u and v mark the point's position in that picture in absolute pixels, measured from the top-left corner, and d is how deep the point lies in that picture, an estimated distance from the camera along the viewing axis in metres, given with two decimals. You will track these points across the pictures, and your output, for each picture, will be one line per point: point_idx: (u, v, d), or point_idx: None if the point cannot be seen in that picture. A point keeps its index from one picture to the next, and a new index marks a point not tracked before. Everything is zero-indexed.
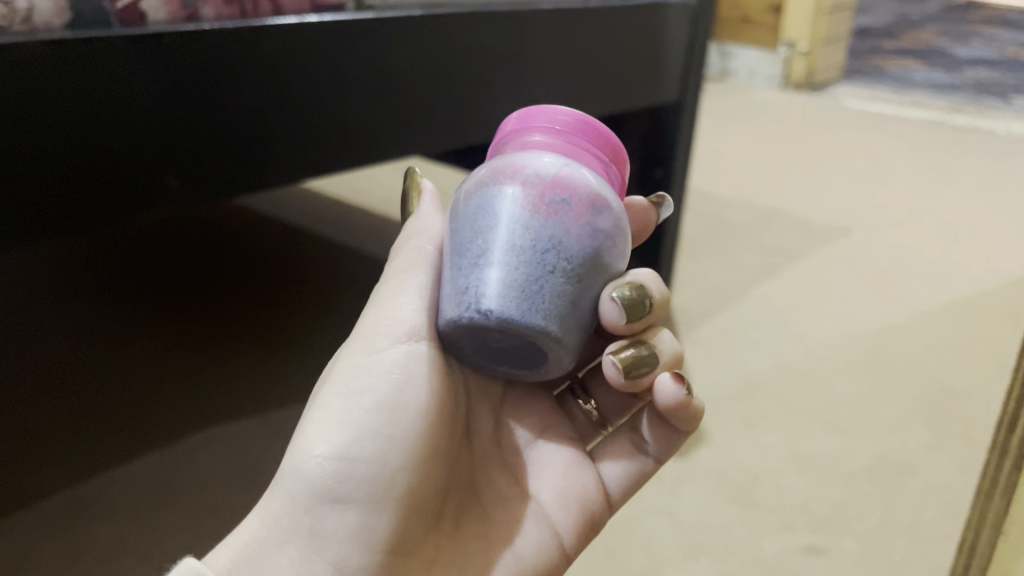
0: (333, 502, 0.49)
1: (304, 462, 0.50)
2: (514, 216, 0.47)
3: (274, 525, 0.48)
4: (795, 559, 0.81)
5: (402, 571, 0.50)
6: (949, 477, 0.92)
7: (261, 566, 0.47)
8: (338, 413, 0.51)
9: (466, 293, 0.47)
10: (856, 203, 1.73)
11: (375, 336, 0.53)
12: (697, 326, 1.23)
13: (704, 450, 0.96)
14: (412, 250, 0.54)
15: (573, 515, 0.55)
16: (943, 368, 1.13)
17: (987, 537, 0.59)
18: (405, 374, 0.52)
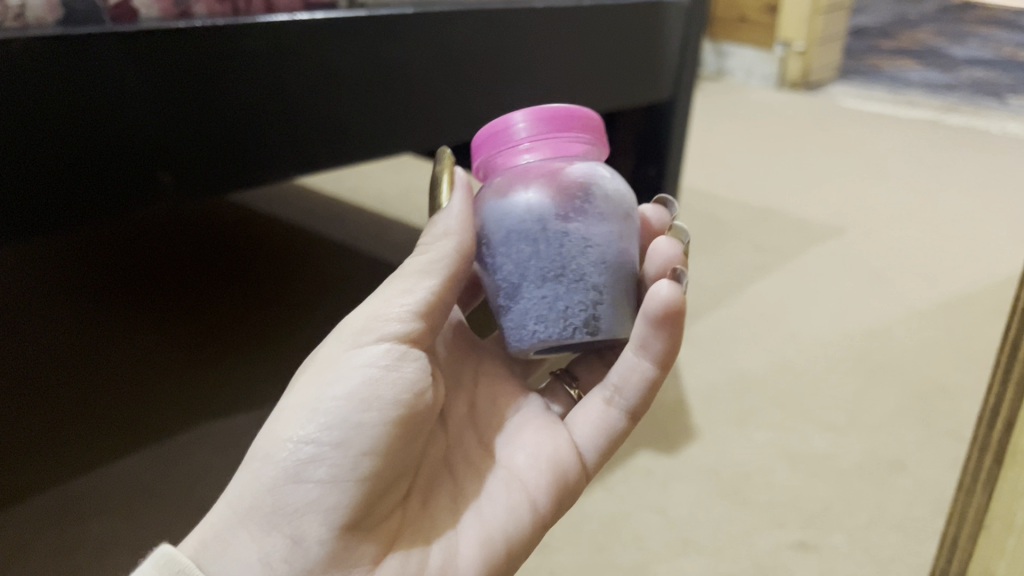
0: (295, 482, 0.49)
1: (275, 446, 0.49)
2: (590, 234, 0.50)
3: (240, 507, 0.48)
4: (785, 555, 0.82)
5: (359, 549, 0.49)
6: (938, 474, 0.92)
7: (227, 544, 0.48)
8: (309, 399, 0.50)
9: (572, 313, 0.50)
10: (850, 202, 1.73)
11: (353, 327, 0.52)
12: (690, 323, 1.23)
13: (695, 448, 0.96)
14: (435, 254, 0.52)
15: (543, 478, 0.56)
16: (935, 366, 1.13)
17: (969, 533, 0.59)
18: (380, 368, 0.51)
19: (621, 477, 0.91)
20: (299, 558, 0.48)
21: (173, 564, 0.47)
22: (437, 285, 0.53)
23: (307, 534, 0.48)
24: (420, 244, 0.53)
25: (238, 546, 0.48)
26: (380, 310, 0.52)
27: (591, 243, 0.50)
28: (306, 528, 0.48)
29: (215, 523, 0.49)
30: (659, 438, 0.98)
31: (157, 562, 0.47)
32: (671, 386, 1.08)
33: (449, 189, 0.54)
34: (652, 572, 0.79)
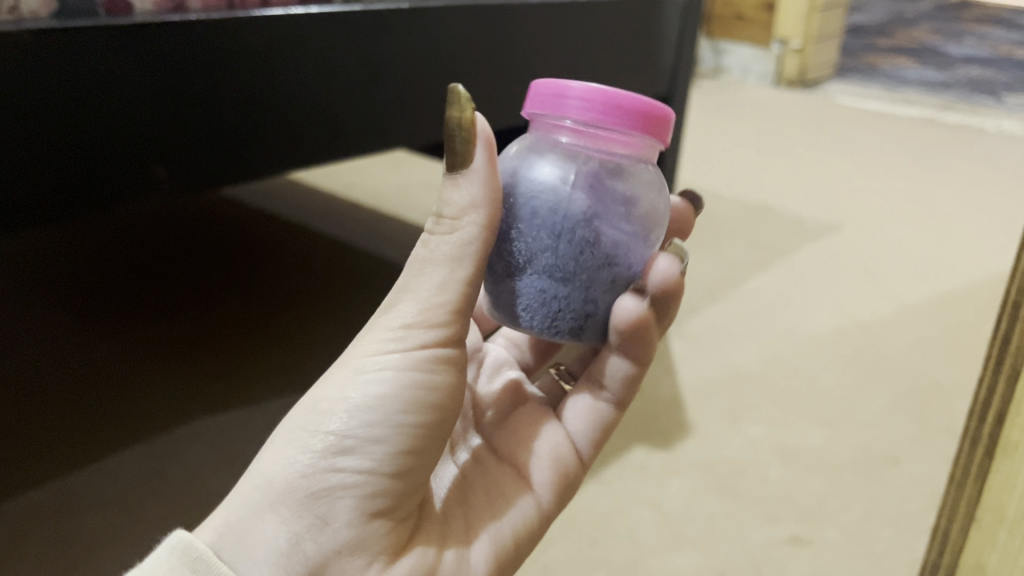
0: (330, 473, 0.47)
1: (313, 436, 0.47)
2: (612, 241, 0.46)
3: (268, 491, 0.46)
4: (778, 550, 0.82)
5: (388, 546, 0.48)
6: (932, 470, 0.93)
7: (251, 528, 0.45)
8: (341, 389, 0.48)
9: (562, 317, 0.47)
10: (846, 199, 1.74)
11: (385, 317, 0.48)
12: (684, 319, 1.23)
13: (690, 443, 0.96)
14: (465, 234, 0.45)
15: (545, 473, 0.56)
16: (930, 362, 1.13)
17: (961, 527, 0.60)
18: (418, 366, 0.48)
19: (616, 472, 0.91)
20: (327, 542, 0.46)
21: (193, 555, 0.44)
22: (464, 272, 0.46)
23: (336, 517, 0.46)
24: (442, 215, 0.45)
25: (262, 532, 0.45)
26: (417, 308, 0.47)
27: (611, 259, 0.46)
28: (336, 515, 0.46)
29: (234, 507, 0.46)
30: (654, 433, 0.98)
31: (172, 549, 0.44)
32: (665, 381, 1.08)
33: (465, 146, 0.44)
34: (645, 566, 0.80)
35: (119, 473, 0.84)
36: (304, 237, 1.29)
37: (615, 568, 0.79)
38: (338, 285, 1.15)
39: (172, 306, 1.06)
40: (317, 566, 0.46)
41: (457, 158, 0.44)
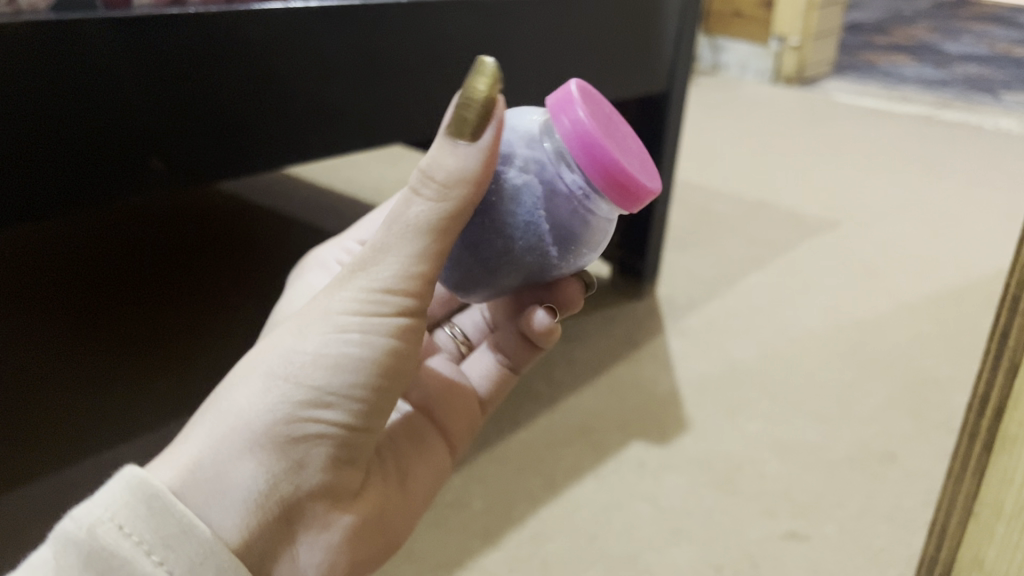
0: (305, 423, 0.48)
1: (292, 387, 0.48)
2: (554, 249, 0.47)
3: (244, 435, 0.47)
4: (775, 545, 0.82)
5: (344, 494, 0.51)
6: (929, 465, 0.93)
7: (224, 469, 0.47)
8: (319, 340, 0.48)
9: (462, 270, 0.50)
10: (844, 196, 1.74)
11: (364, 271, 0.48)
12: (682, 315, 1.23)
13: (687, 439, 0.96)
14: (447, 206, 0.46)
15: (459, 425, 0.64)
16: (927, 358, 1.14)
17: (958, 520, 0.60)
18: (392, 327, 0.49)
19: (614, 468, 0.91)
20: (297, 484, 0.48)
21: (154, 495, 0.44)
22: (439, 242, 0.47)
23: (308, 463, 0.48)
24: (434, 176, 0.45)
25: (235, 475, 0.47)
26: (395, 268, 0.48)
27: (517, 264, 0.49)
28: (309, 462, 0.48)
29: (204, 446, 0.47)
30: (651, 429, 0.98)
31: (129, 484, 0.44)
32: (663, 377, 1.08)
33: (477, 120, 0.44)
34: (643, 562, 0.80)
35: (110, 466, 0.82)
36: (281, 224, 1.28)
37: (612, 563, 0.79)
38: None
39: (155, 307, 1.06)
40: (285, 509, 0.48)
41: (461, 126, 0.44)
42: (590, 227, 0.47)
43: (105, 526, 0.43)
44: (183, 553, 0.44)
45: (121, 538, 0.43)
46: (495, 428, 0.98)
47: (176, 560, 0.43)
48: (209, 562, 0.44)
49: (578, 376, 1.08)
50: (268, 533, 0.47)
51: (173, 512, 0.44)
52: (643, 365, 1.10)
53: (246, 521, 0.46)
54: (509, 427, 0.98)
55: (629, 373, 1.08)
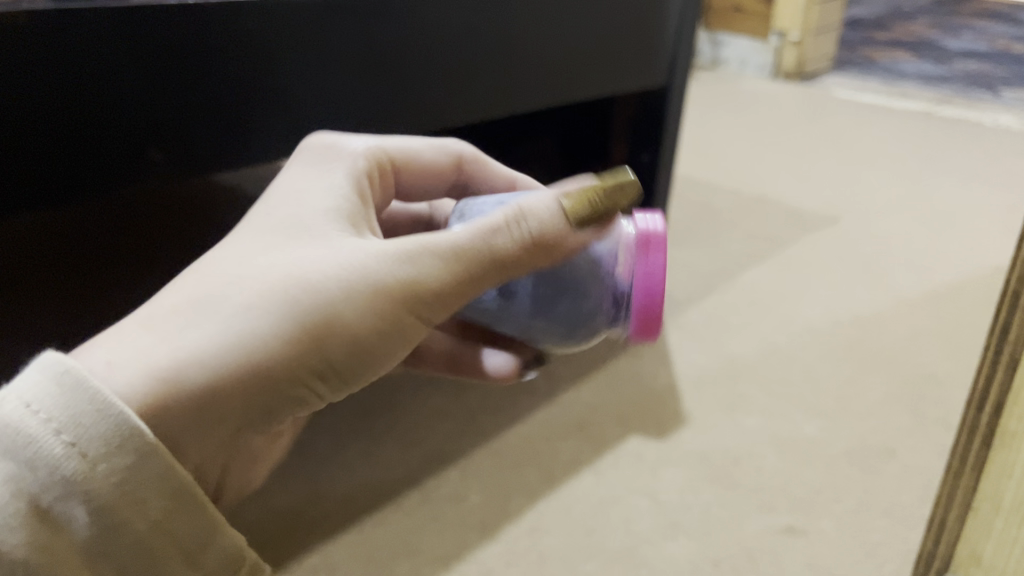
0: (289, 394, 0.50)
1: (310, 348, 0.50)
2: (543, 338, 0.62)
3: (244, 374, 0.48)
4: (772, 540, 0.82)
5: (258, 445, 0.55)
6: (927, 461, 0.93)
7: (211, 390, 0.47)
8: (353, 309, 0.50)
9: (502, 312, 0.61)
10: (843, 192, 1.74)
11: (419, 262, 0.51)
12: (681, 310, 1.23)
13: (686, 433, 0.96)
14: (524, 249, 0.52)
15: None
16: (925, 354, 1.14)
17: (964, 502, 0.65)
18: (405, 316, 0.52)
19: (612, 461, 0.92)
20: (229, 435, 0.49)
21: (74, 375, 0.41)
22: (502, 269, 0.52)
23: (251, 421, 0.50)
24: (546, 235, 0.52)
25: (210, 403, 0.47)
26: (451, 269, 0.51)
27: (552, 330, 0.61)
28: (273, 417, 0.51)
29: (198, 362, 0.46)
30: (649, 423, 0.98)
31: (42, 367, 0.41)
32: (661, 371, 1.08)
33: (599, 220, 0.53)
34: (640, 555, 0.80)
35: None
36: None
37: (610, 557, 0.79)
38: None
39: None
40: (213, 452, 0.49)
41: (579, 215, 0.52)
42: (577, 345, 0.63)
43: (10, 404, 0.40)
44: (95, 434, 0.40)
45: (27, 416, 0.40)
46: (493, 421, 0.98)
47: (90, 442, 0.40)
48: (125, 450, 0.41)
49: (576, 369, 1.08)
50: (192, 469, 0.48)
51: (86, 390, 0.41)
52: (642, 358, 1.11)
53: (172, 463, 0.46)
54: (508, 420, 0.98)
55: (628, 367, 1.08)
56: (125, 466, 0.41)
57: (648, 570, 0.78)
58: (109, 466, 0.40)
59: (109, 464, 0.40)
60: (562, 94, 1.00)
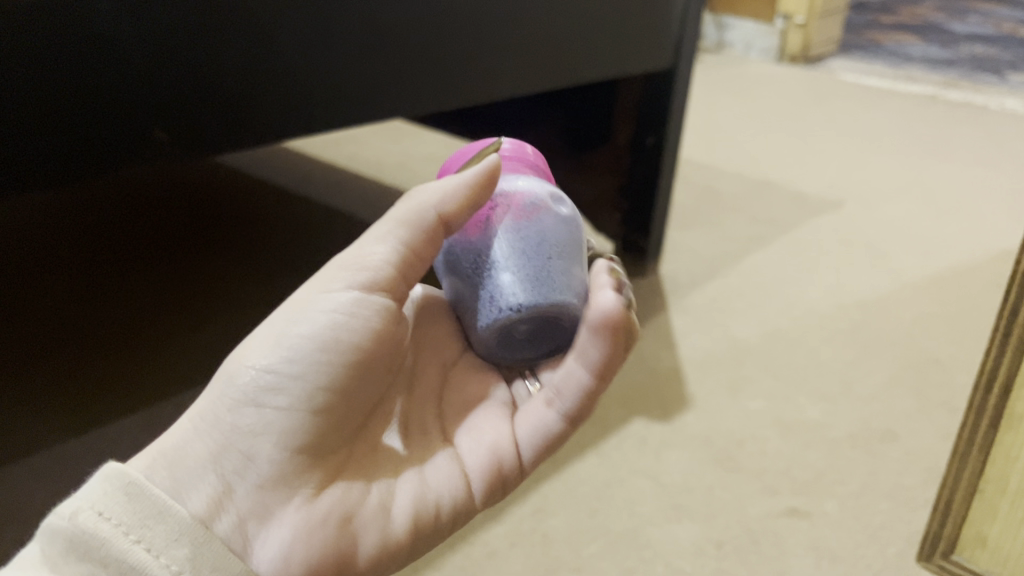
0: (252, 408, 0.48)
1: (238, 372, 0.48)
2: (535, 240, 0.52)
3: (197, 430, 0.48)
4: (776, 521, 0.82)
5: (306, 486, 0.48)
6: (931, 445, 0.93)
7: (182, 456, 0.47)
8: (271, 333, 0.50)
9: (502, 297, 0.51)
10: (848, 175, 1.73)
11: (335, 274, 0.51)
12: (685, 294, 1.23)
13: (690, 416, 0.96)
14: (414, 206, 0.51)
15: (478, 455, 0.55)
16: (929, 338, 1.13)
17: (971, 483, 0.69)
18: (346, 302, 0.50)
19: (616, 443, 0.92)
20: (250, 479, 0.47)
21: (128, 481, 0.44)
22: (411, 237, 0.51)
23: (257, 456, 0.47)
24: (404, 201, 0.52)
25: (214, 452, 0.47)
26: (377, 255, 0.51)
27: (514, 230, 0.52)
28: (255, 451, 0.47)
29: (175, 441, 0.48)
30: (653, 405, 0.98)
31: (107, 477, 0.44)
32: (666, 354, 1.08)
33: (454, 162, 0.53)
34: (644, 536, 0.80)
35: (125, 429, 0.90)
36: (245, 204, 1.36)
37: (613, 538, 0.79)
38: (291, 246, 1.25)
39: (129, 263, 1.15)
40: (244, 506, 0.47)
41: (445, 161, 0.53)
42: (530, 200, 0.53)
43: (83, 513, 0.43)
44: (160, 531, 0.43)
45: (101, 522, 0.43)
46: None
47: (155, 538, 0.43)
48: (185, 540, 0.44)
49: None
50: (234, 530, 0.46)
51: (146, 495, 0.44)
52: (646, 341, 1.11)
53: (214, 512, 0.46)
54: None
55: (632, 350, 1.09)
56: (186, 557, 0.43)
57: (651, 550, 0.78)
58: (172, 558, 0.43)
59: (173, 555, 0.43)
60: (568, 76, 1.00)
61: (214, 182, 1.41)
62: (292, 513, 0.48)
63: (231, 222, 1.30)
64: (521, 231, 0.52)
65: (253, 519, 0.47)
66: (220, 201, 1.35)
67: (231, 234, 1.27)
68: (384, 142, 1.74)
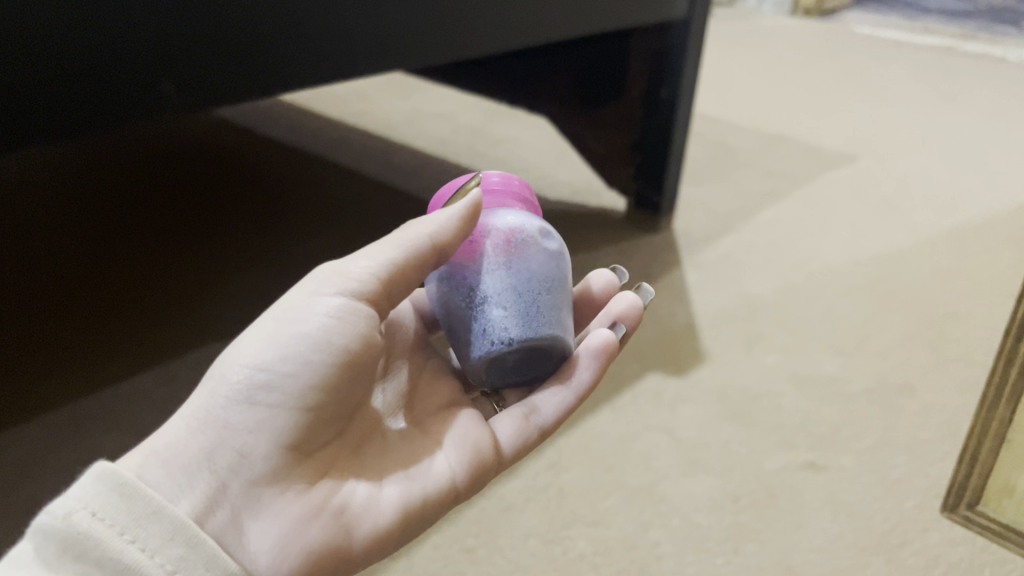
0: (246, 406, 0.48)
1: (230, 372, 0.48)
2: (524, 274, 0.54)
3: (189, 428, 0.48)
4: (793, 475, 0.81)
5: (296, 481, 0.49)
6: (948, 398, 0.92)
7: (176, 453, 0.47)
8: (263, 332, 0.50)
9: (492, 332, 0.53)
10: (863, 129, 1.70)
11: (325, 279, 0.51)
12: (699, 249, 1.22)
13: (705, 370, 0.96)
14: (411, 234, 0.51)
15: (458, 451, 0.55)
16: (947, 293, 1.12)
17: (999, 431, 0.71)
18: (333, 306, 0.50)
19: (630, 398, 0.91)
20: (244, 476, 0.47)
21: (120, 480, 0.44)
22: (402, 262, 0.51)
23: (251, 452, 0.47)
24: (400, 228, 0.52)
25: (207, 449, 0.47)
26: (365, 267, 0.51)
27: (506, 268, 0.54)
28: (248, 449, 0.47)
29: (169, 436, 0.48)
30: (667, 360, 0.97)
31: (101, 476, 0.44)
32: (680, 309, 1.07)
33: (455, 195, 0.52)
34: (660, 490, 0.79)
35: (138, 387, 0.89)
36: (257, 167, 1.35)
37: (629, 493, 0.79)
38: (301, 208, 1.23)
39: (137, 233, 1.15)
40: (238, 501, 0.47)
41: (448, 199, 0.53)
42: (521, 239, 0.54)
43: (78, 513, 0.42)
44: (154, 531, 0.43)
45: (96, 522, 0.42)
46: None
47: (149, 538, 0.43)
48: (179, 540, 0.44)
49: None
50: (226, 526, 0.46)
51: (139, 495, 0.44)
52: (659, 297, 1.10)
53: (207, 511, 0.46)
54: None
55: (645, 305, 1.08)
56: (180, 556, 0.43)
57: (667, 505, 0.78)
58: (166, 558, 0.43)
59: (167, 554, 0.43)
60: (582, 26, 0.99)
61: (225, 146, 1.41)
62: (286, 506, 0.48)
63: (240, 184, 1.29)
64: (514, 269, 0.53)
65: (246, 513, 0.47)
66: (231, 166, 1.34)
67: (240, 195, 1.26)
68: (392, 98, 1.71)
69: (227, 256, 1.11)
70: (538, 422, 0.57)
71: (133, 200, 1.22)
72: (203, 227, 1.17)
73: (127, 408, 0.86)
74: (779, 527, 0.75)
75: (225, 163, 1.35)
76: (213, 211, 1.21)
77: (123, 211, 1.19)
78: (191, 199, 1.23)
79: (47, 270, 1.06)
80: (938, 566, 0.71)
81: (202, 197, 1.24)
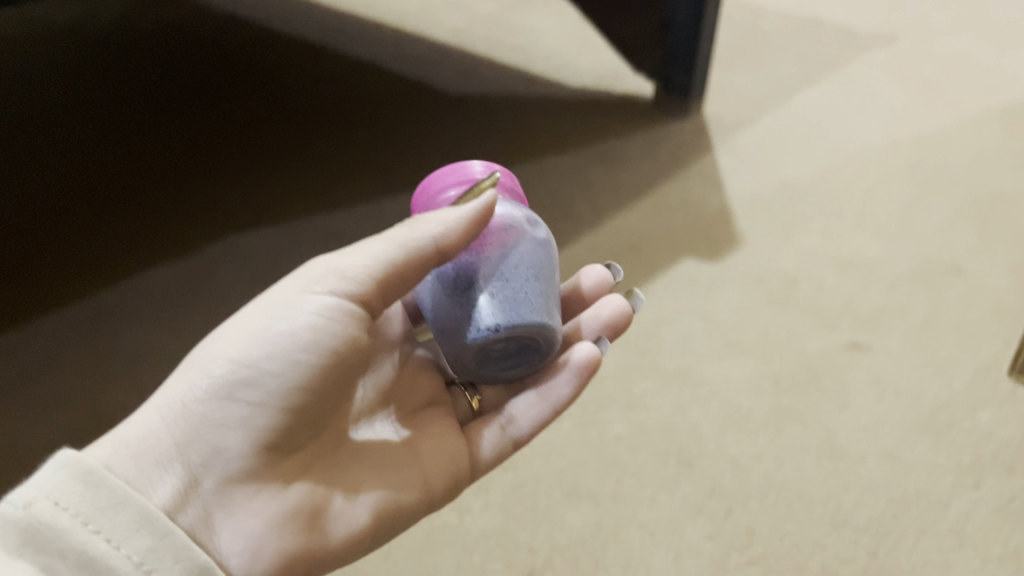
0: (224, 402, 0.45)
1: (208, 365, 0.45)
2: (512, 260, 0.49)
3: (162, 420, 0.45)
4: (836, 355, 0.78)
5: (269, 485, 0.46)
6: (997, 279, 0.88)
7: (145, 446, 0.44)
8: (248, 327, 0.46)
9: (477, 319, 0.48)
10: (902, 10, 1.61)
11: (317, 275, 0.47)
12: (731, 134, 1.17)
13: (741, 254, 0.92)
14: (417, 230, 0.47)
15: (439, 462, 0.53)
16: (993, 173, 1.07)
17: None
18: (323, 306, 0.47)
19: (663, 284, 0.88)
20: (217, 472, 0.45)
21: (85, 471, 0.41)
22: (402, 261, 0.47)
23: (227, 448, 0.45)
24: (405, 224, 0.48)
25: (180, 443, 0.44)
26: (361, 265, 0.47)
27: (496, 256, 0.50)
28: (223, 448, 0.45)
29: (139, 426, 0.45)
30: (701, 246, 0.94)
31: (65, 465, 0.41)
32: (713, 195, 1.03)
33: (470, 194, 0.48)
34: (697, 374, 0.76)
35: (153, 283, 0.86)
36: (269, 58, 1.29)
37: (666, 375, 0.76)
38: (304, 109, 1.17)
39: (140, 134, 1.09)
40: (210, 499, 0.44)
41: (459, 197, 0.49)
42: (509, 228, 0.50)
43: (38, 502, 0.40)
44: (120, 521, 0.40)
45: (57, 512, 0.40)
46: None
47: (115, 528, 0.40)
48: (147, 530, 0.41)
49: (622, 196, 1.03)
50: (197, 523, 0.44)
51: (106, 486, 0.41)
52: (691, 183, 1.05)
53: (178, 505, 0.43)
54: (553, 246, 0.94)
55: (676, 192, 1.03)
56: (148, 548, 0.41)
57: (705, 386, 0.75)
58: (133, 550, 0.40)
59: (134, 546, 0.40)
60: None
61: (234, 37, 1.35)
62: (260, 508, 0.45)
63: (250, 78, 1.23)
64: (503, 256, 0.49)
65: (218, 510, 0.45)
66: (240, 57, 1.29)
67: (250, 89, 1.20)
68: None
69: (237, 155, 1.06)
70: (517, 431, 0.55)
71: (136, 99, 1.16)
72: (210, 126, 1.12)
73: (141, 306, 0.83)
74: (823, 408, 0.73)
75: (234, 54, 1.29)
76: (220, 109, 1.16)
77: (125, 111, 1.14)
78: (198, 99, 1.18)
79: (45, 176, 1.01)
80: (988, 444, 0.69)
81: (208, 95, 1.19)
